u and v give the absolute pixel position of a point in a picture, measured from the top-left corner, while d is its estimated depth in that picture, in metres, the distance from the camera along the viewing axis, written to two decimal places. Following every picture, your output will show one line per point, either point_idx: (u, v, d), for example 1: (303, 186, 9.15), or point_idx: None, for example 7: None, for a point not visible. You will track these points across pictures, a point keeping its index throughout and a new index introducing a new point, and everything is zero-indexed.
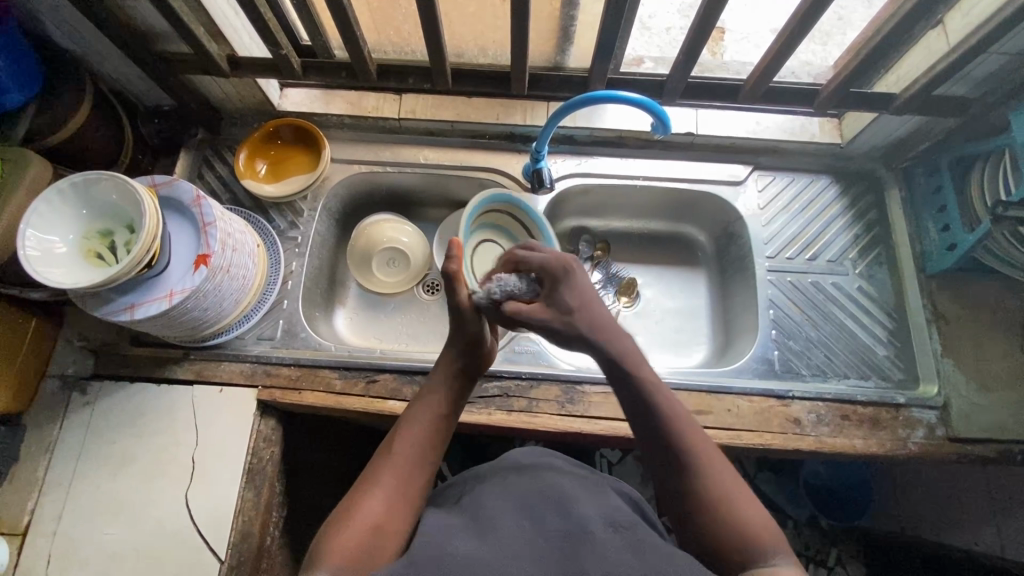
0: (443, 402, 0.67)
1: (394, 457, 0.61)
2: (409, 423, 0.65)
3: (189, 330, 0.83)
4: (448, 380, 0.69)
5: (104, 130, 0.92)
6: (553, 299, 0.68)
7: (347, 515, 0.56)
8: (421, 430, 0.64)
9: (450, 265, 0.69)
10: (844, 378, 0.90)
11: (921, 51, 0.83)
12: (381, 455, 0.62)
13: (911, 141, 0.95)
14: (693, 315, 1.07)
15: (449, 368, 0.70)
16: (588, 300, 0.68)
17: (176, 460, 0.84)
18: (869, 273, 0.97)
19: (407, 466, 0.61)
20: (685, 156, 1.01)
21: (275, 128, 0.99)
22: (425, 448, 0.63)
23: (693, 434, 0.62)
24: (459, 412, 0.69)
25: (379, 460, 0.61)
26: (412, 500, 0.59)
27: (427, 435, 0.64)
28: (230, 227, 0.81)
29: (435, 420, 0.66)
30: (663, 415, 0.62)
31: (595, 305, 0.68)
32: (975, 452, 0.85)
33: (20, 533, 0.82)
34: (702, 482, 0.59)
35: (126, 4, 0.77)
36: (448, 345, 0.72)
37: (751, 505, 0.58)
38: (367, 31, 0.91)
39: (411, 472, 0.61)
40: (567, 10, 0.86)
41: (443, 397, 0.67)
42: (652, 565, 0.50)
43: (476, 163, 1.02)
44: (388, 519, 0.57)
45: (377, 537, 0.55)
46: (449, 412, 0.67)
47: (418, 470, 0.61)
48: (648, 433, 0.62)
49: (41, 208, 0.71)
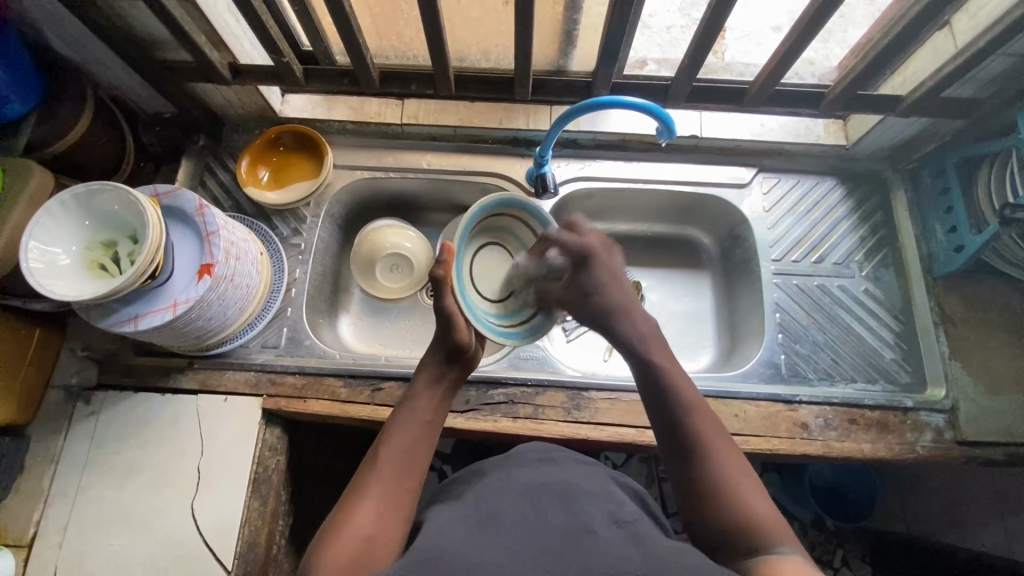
0: (428, 406, 0.69)
1: (381, 462, 0.61)
2: (395, 428, 0.66)
3: (193, 340, 0.83)
4: (432, 385, 0.71)
5: (105, 139, 0.91)
6: (581, 280, 0.78)
7: (341, 522, 0.56)
8: (407, 435, 0.65)
9: (439, 270, 0.71)
10: (851, 382, 0.90)
11: (928, 51, 0.82)
12: (368, 460, 0.62)
13: (917, 143, 0.94)
14: (698, 317, 1.06)
15: (433, 373, 0.72)
16: (611, 284, 0.77)
17: (180, 470, 0.84)
18: (875, 276, 0.96)
19: (394, 469, 0.61)
20: (689, 160, 1.01)
21: (277, 135, 0.98)
22: (412, 451, 0.63)
23: (706, 424, 0.64)
24: (443, 419, 0.70)
25: (367, 465, 0.62)
26: (405, 506, 0.59)
27: (411, 439, 0.65)
28: (233, 236, 0.81)
29: (419, 424, 0.67)
30: (681, 397, 0.66)
31: (620, 282, 0.78)
32: (983, 455, 0.84)
33: (26, 544, 0.82)
34: (714, 466, 0.60)
35: (127, 13, 0.77)
36: (432, 351, 0.74)
37: (761, 496, 0.58)
38: (369, 37, 0.90)
39: (400, 478, 0.61)
40: (570, 14, 0.85)
41: (427, 401, 0.69)
42: (655, 562, 0.49)
43: (480, 168, 1.01)
44: (381, 529, 0.56)
45: (371, 546, 0.54)
46: (433, 417, 0.68)
47: (406, 478, 0.61)
48: (661, 412, 0.66)
49: (43, 220, 0.71)
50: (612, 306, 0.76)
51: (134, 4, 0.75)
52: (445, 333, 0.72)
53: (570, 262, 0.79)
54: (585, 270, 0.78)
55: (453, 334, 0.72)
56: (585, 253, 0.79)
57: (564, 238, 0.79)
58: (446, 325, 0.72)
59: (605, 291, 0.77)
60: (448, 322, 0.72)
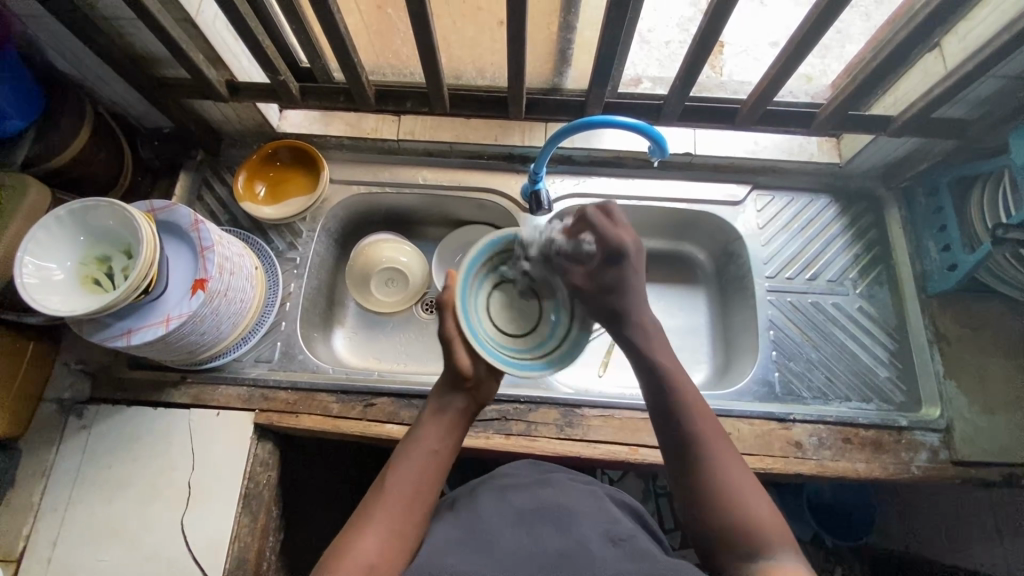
0: (435, 436, 0.66)
1: (385, 494, 0.60)
2: (398, 461, 0.64)
3: (186, 354, 0.83)
4: (440, 413, 0.68)
5: (103, 153, 0.92)
6: (599, 273, 0.69)
7: (342, 554, 0.55)
8: (412, 466, 0.63)
9: (442, 293, 0.67)
10: (845, 400, 0.90)
11: (917, 73, 0.83)
12: (372, 492, 0.61)
13: (911, 161, 0.94)
14: (692, 333, 1.06)
15: (440, 403, 0.69)
16: (630, 282, 0.69)
17: (172, 485, 0.84)
18: (869, 294, 0.96)
19: (400, 501, 0.60)
20: (684, 176, 1.01)
21: (274, 151, 0.99)
22: (419, 485, 0.62)
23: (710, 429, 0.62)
24: (451, 451, 0.67)
25: (373, 494, 0.61)
26: (406, 539, 0.58)
27: (419, 471, 0.63)
28: (227, 251, 0.81)
29: (427, 454, 0.64)
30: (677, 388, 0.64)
31: (634, 294, 0.69)
32: (978, 474, 0.84)
33: (15, 559, 0.81)
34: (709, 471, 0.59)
35: (125, 31, 0.79)
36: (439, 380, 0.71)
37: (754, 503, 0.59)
38: (366, 55, 0.92)
39: (405, 511, 0.60)
40: (564, 34, 0.86)
41: (433, 431, 0.67)
42: None
43: (475, 183, 1.02)
44: (384, 557, 0.55)
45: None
46: (441, 447, 0.66)
47: (412, 508, 0.60)
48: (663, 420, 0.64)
49: (39, 236, 0.71)
50: (631, 305, 0.68)
51: (132, 22, 0.76)
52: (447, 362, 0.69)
53: (599, 255, 0.70)
54: (614, 265, 0.69)
55: (454, 360, 0.68)
56: (617, 246, 0.68)
57: (600, 225, 0.69)
58: (446, 351, 0.69)
59: (622, 291, 0.68)
60: (448, 345, 0.68)
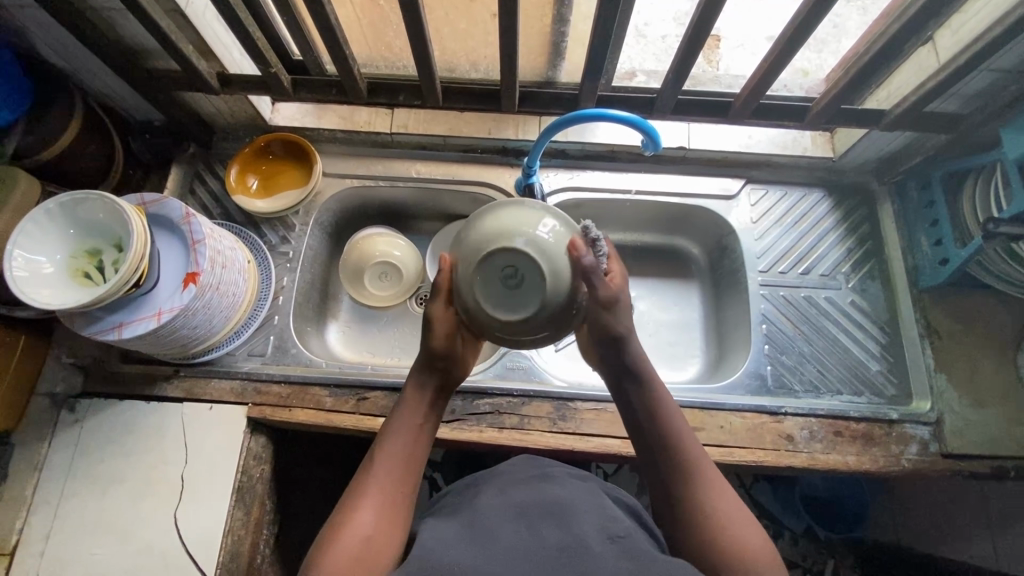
0: (417, 412, 0.68)
1: (376, 469, 0.61)
2: (388, 437, 0.65)
3: (178, 348, 0.82)
4: (422, 391, 0.69)
5: (93, 146, 0.91)
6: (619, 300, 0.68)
7: (340, 531, 0.55)
8: (400, 442, 0.64)
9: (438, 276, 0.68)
10: (837, 394, 0.90)
11: (910, 68, 0.83)
12: (364, 468, 0.62)
13: (901, 158, 0.95)
14: (686, 327, 1.06)
15: (421, 380, 0.70)
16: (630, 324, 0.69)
17: (165, 479, 0.84)
18: (862, 287, 0.96)
19: (392, 475, 0.61)
20: (676, 170, 1.01)
21: (266, 144, 0.99)
22: (408, 458, 0.63)
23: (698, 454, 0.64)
24: (434, 426, 0.69)
25: (361, 477, 0.61)
26: (401, 512, 0.59)
27: (409, 445, 0.64)
28: (219, 244, 0.81)
29: (412, 429, 0.66)
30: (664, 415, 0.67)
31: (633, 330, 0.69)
32: (968, 467, 0.84)
33: (8, 552, 0.81)
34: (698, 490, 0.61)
35: (114, 22, 0.78)
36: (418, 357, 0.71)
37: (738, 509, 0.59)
38: (358, 49, 0.91)
39: (398, 484, 0.61)
40: (557, 26, 0.85)
41: (417, 409, 0.68)
42: None
43: (470, 177, 1.02)
44: (380, 532, 0.56)
45: (370, 549, 0.54)
46: (425, 422, 0.68)
47: (404, 484, 0.61)
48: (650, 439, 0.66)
49: (28, 228, 0.71)
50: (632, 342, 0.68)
51: (122, 13, 0.76)
52: (424, 339, 0.69)
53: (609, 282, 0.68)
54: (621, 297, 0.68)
55: (432, 341, 0.69)
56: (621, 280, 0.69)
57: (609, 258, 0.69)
58: (425, 330, 0.70)
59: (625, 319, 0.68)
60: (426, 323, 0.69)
